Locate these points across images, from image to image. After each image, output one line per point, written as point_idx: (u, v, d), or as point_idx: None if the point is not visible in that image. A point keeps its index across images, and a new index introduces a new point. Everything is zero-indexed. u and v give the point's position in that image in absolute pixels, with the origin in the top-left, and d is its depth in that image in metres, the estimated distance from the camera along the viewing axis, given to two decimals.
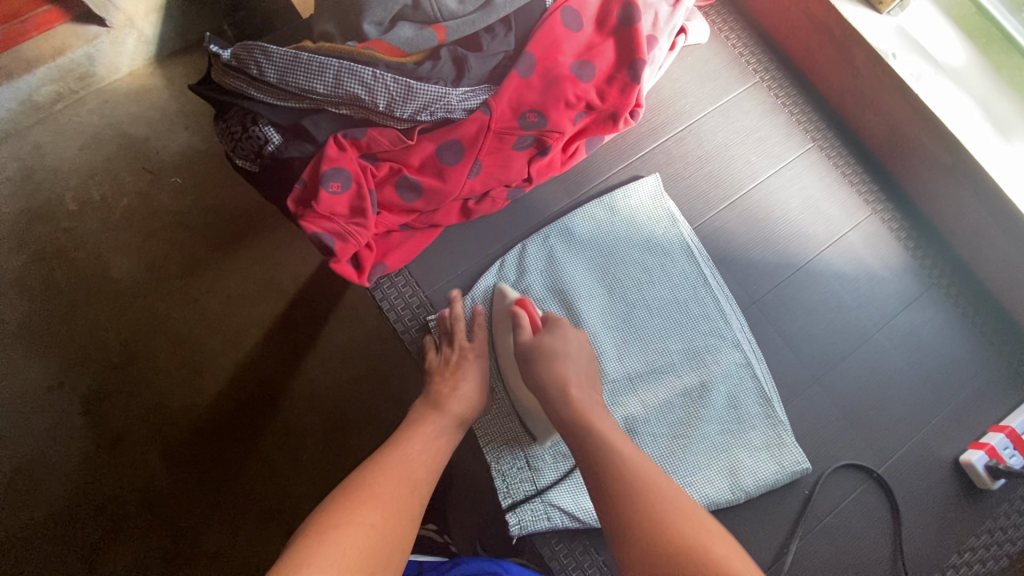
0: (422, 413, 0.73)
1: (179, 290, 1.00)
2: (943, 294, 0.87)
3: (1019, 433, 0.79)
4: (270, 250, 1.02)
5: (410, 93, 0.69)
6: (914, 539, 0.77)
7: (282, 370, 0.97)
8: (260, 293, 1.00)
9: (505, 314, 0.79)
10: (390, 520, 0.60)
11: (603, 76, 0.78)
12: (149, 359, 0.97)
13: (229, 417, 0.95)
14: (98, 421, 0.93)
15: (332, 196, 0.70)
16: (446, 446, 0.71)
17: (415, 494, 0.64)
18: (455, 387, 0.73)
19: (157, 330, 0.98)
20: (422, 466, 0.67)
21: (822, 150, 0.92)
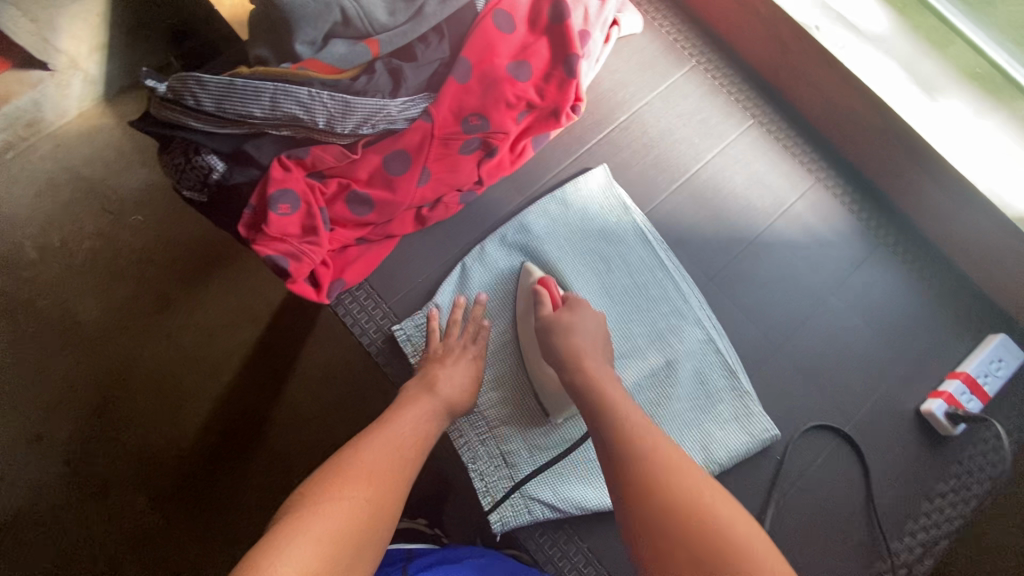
0: (414, 392, 0.71)
1: (152, 324, 1.11)
2: (891, 252, 0.89)
3: (975, 377, 0.81)
4: (241, 277, 1.14)
5: (348, 109, 0.70)
6: (885, 489, 0.78)
7: (262, 392, 1.09)
8: (233, 320, 1.13)
9: (527, 290, 0.81)
10: (380, 495, 0.59)
11: (539, 74, 0.81)
12: (130, 395, 1.08)
13: (214, 444, 1.06)
14: (81, 466, 1.04)
15: (282, 217, 0.71)
16: (437, 426, 0.69)
17: (406, 470, 0.63)
18: (449, 372, 0.73)
19: (134, 368, 1.09)
20: (414, 444, 0.66)
21: (762, 126, 0.93)
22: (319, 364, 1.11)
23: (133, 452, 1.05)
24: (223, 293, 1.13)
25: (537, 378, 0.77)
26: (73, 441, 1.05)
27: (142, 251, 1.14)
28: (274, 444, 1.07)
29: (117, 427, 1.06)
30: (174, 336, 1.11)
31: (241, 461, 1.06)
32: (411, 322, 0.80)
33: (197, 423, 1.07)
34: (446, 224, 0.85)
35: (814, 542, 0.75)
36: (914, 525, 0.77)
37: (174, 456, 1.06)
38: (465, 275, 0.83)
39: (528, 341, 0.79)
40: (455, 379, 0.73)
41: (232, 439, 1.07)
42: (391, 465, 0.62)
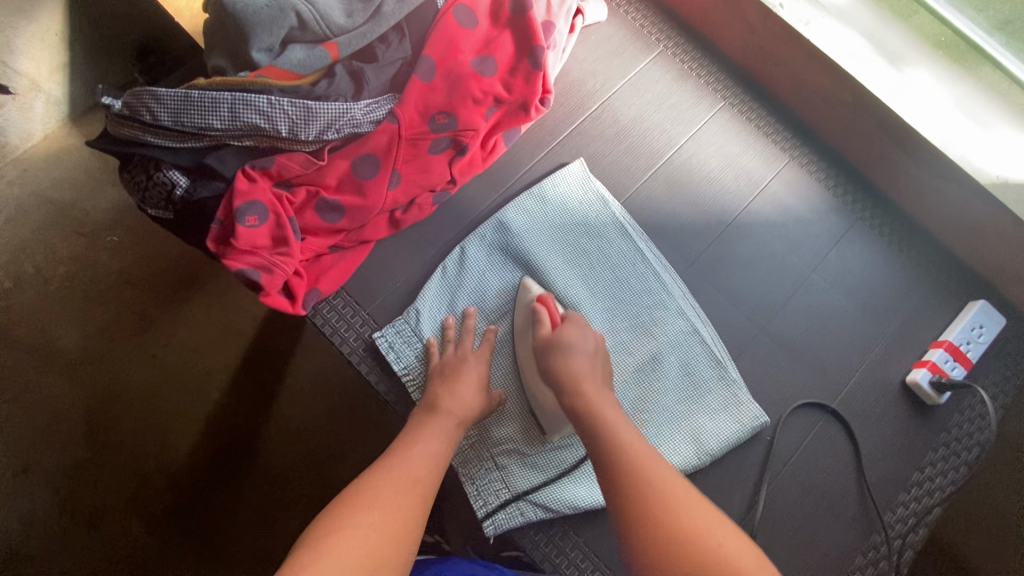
0: (422, 417, 0.70)
1: (134, 348, 1.09)
2: (868, 226, 0.89)
3: (957, 344, 0.82)
4: (222, 292, 1.12)
5: (309, 115, 0.69)
6: (875, 462, 0.79)
7: (250, 408, 1.08)
8: (217, 338, 1.11)
9: (526, 312, 0.79)
10: (394, 520, 0.57)
11: (505, 68, 0.80)
12: (116, 422, 1.05)
13: (206, 465, 1.05)
14: (70, 497, 1.01)
15: (250, 229, 0.70)
16: (449, 447, 0.68)
17: (419, 494, 0.61)
18: (452, 390, 0.72)
19: (118, 394, 1.07)
20: (426, 468, 0.64)
21: (733, 108, 0.93)
22: (306, 376, 1.10)
23: (125, 479, 1.03)
24: (206, 311, 1.11)
25: (534, 395, 0.76)
26: (61, 471, 1.02)
27: (119, 273, 1.11)
28: (267, 461, 1.05)
29: (106, 454, 1.04)
30: (159, 357, 1.09)
31: (236, 480, 1.04)
32: (393, 329, 0.79)
33: (188, 445, 1.05)
34: (421, 225, 0.84)
35: (809, 518, 0.76)
36: (906, 496, 0.77)
37: (165, 479, 1.03)
38: (447, 276, 0.82)
39: (526, 362, 0.77)
40: (460, 395, 0.72)
41: (224, 459, 1.05)
42: (403, 491, 0.60)
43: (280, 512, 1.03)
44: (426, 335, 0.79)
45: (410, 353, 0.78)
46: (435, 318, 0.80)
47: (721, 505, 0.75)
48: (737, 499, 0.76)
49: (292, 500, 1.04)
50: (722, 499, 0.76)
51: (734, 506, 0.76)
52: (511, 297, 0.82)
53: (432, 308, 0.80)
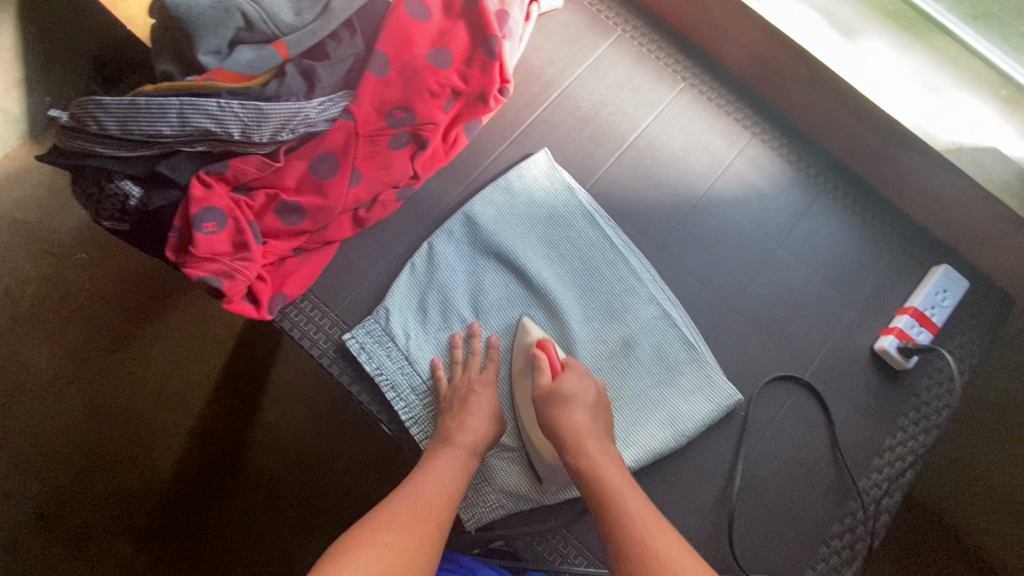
0: (437, 448, 0.69)
1: (111, 366, 1.07)
2: (831, 198, 0.90)
3: (922, 310, 0.83)
4: (197, 304, 1.10)
5: (261, 116, 0.68)
6: (849, 430, 0.80)
7: (231, 419, 1.06)
8: (195, 351, 1.09)
9: (524, 355, 0.77)
10: (410, 547, 0.55)
11: (461, 59, 0.79)
12: (96, 442, 1.04)
13: (192, 480, 1.03)
14: (55, 522, 1.00)
15: (209, 236, 0.68)
16: (464, 477, 0.67)
17: (438, 521, 0.60)
18: (461, 421, 0.71)
19: (97, 414, 1.05)
20: (445, 497, 0.63)
21: (693, 88, 0.93)
22: (284, 382, 1.08)
23: (108, 499, 1.01)
24: (179, 324, 1.09)
25: (532, 444, 0.74)
26: (43, 495, 1.01)
27: (86, 290, 1.09)
28: (251, 471, 1.04)
29: (88, 474, 1.02)
30: (136, 374, 1.07)
31: (222, 492, 1.03)
32: (362, 330, 0.78)
33: (172, 460, 1.04)
34: (387, 223, 0.83)
35: (787, 490, 0.77)
36: (879, 461, 0.79)
37: (150, 496, 1.02)
38: (416, 273, 0.81)
39: (526, 407, 0.75)
40: (472, 426, 0.70)
41: (210, 473, 1.04)
42: (421, 518, 0.59)
43: (267, 522, 1.02)
44: (397, 334, 0.78)
45: (382, 351, 0.77)
46: (406, 316, 0.79)
47: (699, 482, 0.76)
48: (715, 475, 0.77)
49: (278, 509, 1.03)
50: (700, 476, 0.77)
51: (712, 482, 0.77)
52: (481, 290, 0.81)
53: (402, 305, 0.80)
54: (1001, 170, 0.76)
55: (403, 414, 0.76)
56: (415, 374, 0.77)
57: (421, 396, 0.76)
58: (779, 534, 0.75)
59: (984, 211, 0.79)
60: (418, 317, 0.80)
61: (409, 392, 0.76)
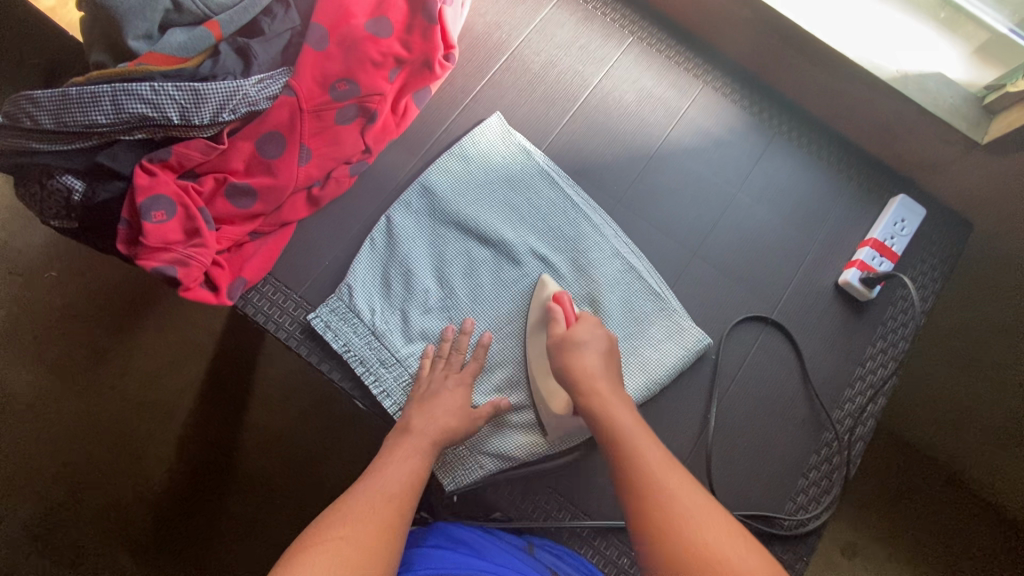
0: (393, 439, 0.67)
1: (91, 381, 1.05)
2: (788, 140, 0.90)
3: (882, 240, 0.84)
4: (170, 310, 1.08)
5: (199, 98, 0.67)
6: (818, 363, 0.81)
7: (215, 421, 1.05)
8: (173, 357, 1.07)
9: (539, 310, 0.77)
10: (367, 540, 0.55)
11: (400, 27, 0.78)
12: (84, 459, 1.02)
13: (184, 486, 1.02)
14: (53, 541, 0.99)
15: (159, 225, 0.67)
16: (427, 464, 0.65)
17: (394, 508, 0.59)
18: (429, 412, 0.69)
19: (81, 430, 1.03)
20: (404, 484, 0.62)
21: (642, 42, 0.93)
22: (267, 377, 1.06)
23: (103, 513, 1.00)
24: (157, 332, 1.07)
25: (541, 393, 0.74)
26: (36, 516, 1.00)
27: (54, 307, 1.07)
28: (242, 469, 1.03)
29: (80, 491, 1.01)
30: (119, 386, 1.05)
31: (216, 496, 1.02)
32: (327, 308, 0.77)
33: (163, 469, 1.03)
34: (342, 200, 0.82)
35: (765, 429, 0.78)
36: (851, 392, 0.80)
37: (144, 506, 1.01)
38: (376, 246, 0.80)
39: (539, 363, 0.75)
40: (434, 417, 0.69)
41: (201, 477, 1.02)
42: (378, 508, 0.58)
43: (261, 518, 1.01)
44: (362, 310, 0.77)
45: (348, 327, 0.77)
46: (370, 291, 0.79)
47: (677, 428, 0.77)
48: (691, 419, 0.78)
49: (269, 504, 1.01)
50: (676, 422, 0.78)
51: (689, 426, 0.77)
52: (443, 261, 0.80)
53: (365, 282, 0.79)
54: (948, 94, 0.79)
55: (374, 388, 0.75)
56: (383, 348, 0.76)
57: (390, 369, 0.76)
58: (760, 471, 0.76)
59: (935, 136, 0.81)
60: (383, 292, 0.79)
61: (379, 366, 0.76)
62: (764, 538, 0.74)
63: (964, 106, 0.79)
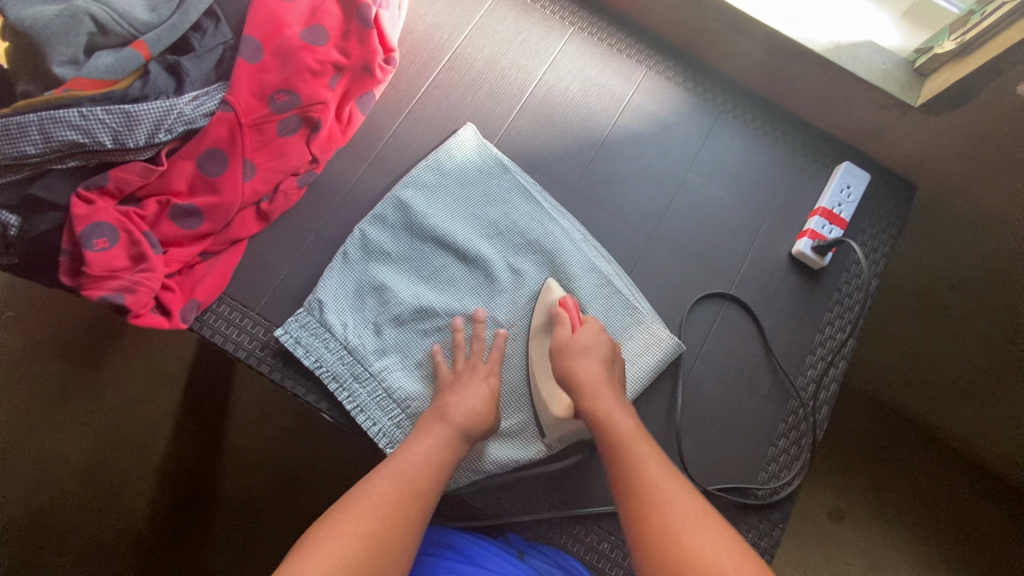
0: (428, 422, 0.67)
1: (60, 420, 1.02)
2: (734, 118, 0.91)
3: (830, 209, 0.86)
4: (135, 340, 1.06)
5: (131, 120, 0.66)
6: (778, 333, 0.82)
7: (191, 448, 1.02)
8: (143, 388, 1.05)
9: (543, 314, 0.78)
10: (388, 531, 0.55)
11: (337, 34, 0.78)
12: (60, 500, 0.99)
13: (165, 518, 1.00)
14: None
15: (102, 253, 0.66)
16: (453, 458, 0.65)
17: (417, 507, 0.58)
18: (459, 399, 0.69)
19: (55, 471, 1.01)
20: (426, 478, 0.61)
21: (583, 32, 0.93)
22: (242, 400, 1.05)
23: (84, 554, 0.98)
24: (124, 364, 1.05)
25: (541, 395, 0.74)
26: (15, 564, 0.97)
27: (12, 348, 1.04)
28: (225, 495, 1.01)
29: (59, 534, 0.98)
30: (90, 423, 1.03)
31: (201, 525, 1.00)
32: (296, 324, 0.74)
33: (144, 503, 1.00)
34: (295, 212, 0.81)
35: (734, 403, 0.79)
36: (813, 358, 0.82)
37: (127, 544, 0.99)
38: (349, 262, 0.78)
39: (540, 364, 0.75)
40: (467, 403, 0.69)
41: (181, 507, 1.00)
42: (401, 499, 0.58)
43: (248, 541, 0.99)
44: (333, 325, 0.75)
45: (319, 343, 0.74)
46: (342, 305, 0.76)
47: (646, 411, 0.78)
48: (659, 401, 0.79)
49: (252, 527, 1.00)
50: (645, 404, 0.79)
51: (658, 407, 0.78)
52: (420, 276, 0.79)
53: (337, 296, 0.76)
54: (880, 62, 0.81)
55: (347, 404, 0.73)
56: (357, 363, 0.74)
57: (364, 384, 0.74)
58: (732, 444, 0.78)
59: (872, 103, 0.84)
60: (354, 307, 0.77)
61: (352, 381, 0.74)
62: (740, 510, 0.75)
63: (896, 72, 0.82)
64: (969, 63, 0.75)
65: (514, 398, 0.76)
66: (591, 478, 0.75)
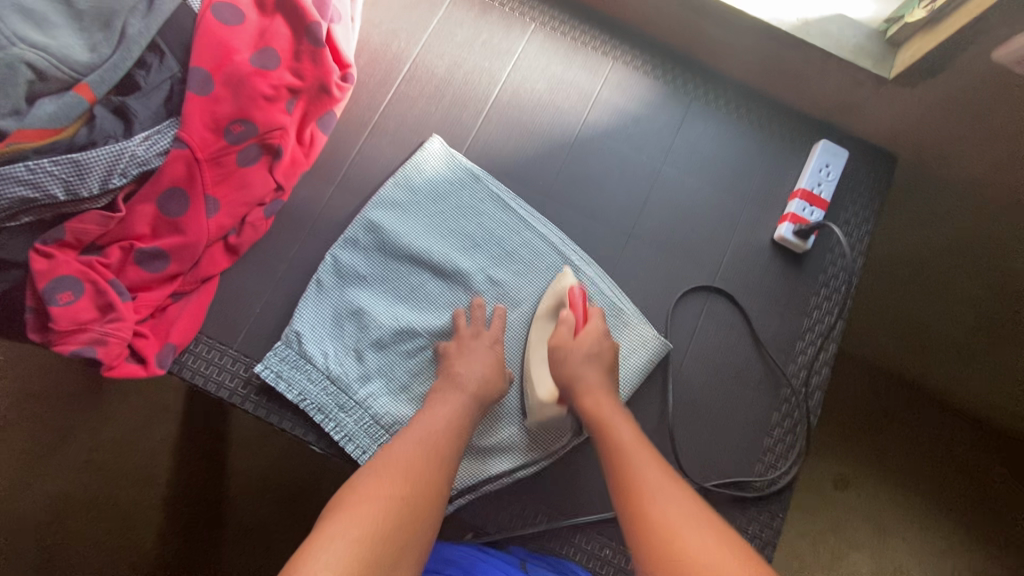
0: (441, 391, 0.69)
1: (65, 458, 1.00)
2: (706, 104, 0.89)
3: (810, 190, 0.84)
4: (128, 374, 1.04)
5: (81, 168, 0.64)
6: (766, 322, 0.81)
7: (200, 476, 1.01)
8: (146, 419, 1.03)
9: (553, 299, 0.78)
10: (421, 494, 0.56)
11: (289, 55, 0.75)
12: (71, 540, 0.98)
13: (181, 548, 0.98)
14: None
15: (67, 307, 0.64)
16: (468, 423, 0.66)
17: (439, 473, 0.59)
18: (468, 363, 0.71)
19: (65, 510, 0.99)
20: (447, 445, 0.62)
21: (545, 27, 0.90)
22: (237, 428, 1.03)
23: None
24: (122, 399, 1.03)
25: (530, 375, 0.75)
26: None
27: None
28: (232, 521, 0.99)
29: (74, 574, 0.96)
30: (88, 464, 1.01)
31: (214, 552, 0.98)
32: (276, 358, 0.73)
33: (152, 536, 0.98)
34: (265, 242, 0.79)
35: (725, 397, 0.78)
36: (802, 344, 0.81)
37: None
38: (324, 290, 0.77)
39: (537, 348, 0.76)
40: (477, 368, 0.71)
41: (195, 536, 0.99)
42: (426, 463, 0.59)
43: (260, 567, 0.98)
44: (314, 355, 0.74)
45: (301, 375, 0.73)
46: (321, 335, 0.75)
47: (640, 412, 0.77)
48: (651, 401, 0.78)
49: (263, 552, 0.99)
50: (638, 406, 0.78)
51: (651, 408, 0.78)
52: (398, 297, 0.78)
53: (315, 325, 0.75)
54: (850, 35, 0.79)
55: (334, 435, 0.72)
56: (340, 392, 0.73)
57: (350, 412, 0.73)
58: (727, 438, 0.77)
59: (845, 77, 0.82)
60: (334, 335, 0.75)
61: (338, 412, 0.73)
62: (739, 504, 0.75)
63: (868, 44, 0.80)
64: (942, 30, 0.73)
65: (501, 414, 0.75)
66: (590, 484, 0.75)
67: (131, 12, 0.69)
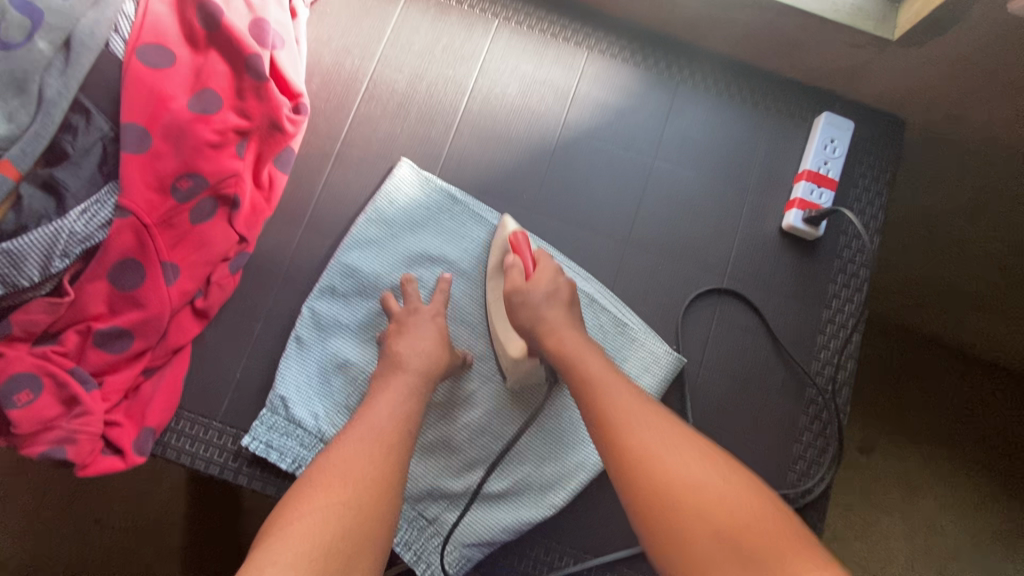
0: (383, 377, 0.62)
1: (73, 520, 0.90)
2: (694, 86, 0.82)
3: (817, 170, 0.78)
4: None
5: (15, 259, 0.59)
6: (783, 320, 0.76)
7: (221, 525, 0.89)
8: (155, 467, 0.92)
9: (498, 253, 0.72)
10: (365, 497, 0.49)
11: (230, 93, 0.68)
12: None
13: None
14: None
15: (28, 407, 0.59)
16: (417, 405, 0.59)
17: (390, 468, 0.52)
18: (409, 340, 0.65)
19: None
20: (397, 435, 0.55)
21: (509, 23, 0.82)
22: None
23: None
24: None
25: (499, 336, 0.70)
26: None
27: None
28: None
29: None
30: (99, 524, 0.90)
31: None
32: (262, 427, 0.68)
33: None
34: (236, 300, 0.73)
35: (748, 405, 0.73)
36: (824, 338, 0.76)
37: None
38: (307, 346, 0.71)
39: (495, 304, 0.71)
40: (420, 346, 0.64)
41: None
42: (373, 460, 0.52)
43: None
44: (303, 419, 0.69)
45: (293, 442, 0.68)
46: (308, 395, 0.70)
47: None
48: None
49: None
50: None
51: None
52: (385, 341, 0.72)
53: (300, 386, 0.70)
54: None
55: None
56: None
57: None
58: (754, 449, 0.72)
59: (844, 44, 0.75)
60: (322, 393, 0.70)
61: None
62: None
63: (867, 4, 0.72)
64: None
65: (512, 455, 0.70)
66: (614, 516, 0.71)
67: (47, 70, 0.62)
